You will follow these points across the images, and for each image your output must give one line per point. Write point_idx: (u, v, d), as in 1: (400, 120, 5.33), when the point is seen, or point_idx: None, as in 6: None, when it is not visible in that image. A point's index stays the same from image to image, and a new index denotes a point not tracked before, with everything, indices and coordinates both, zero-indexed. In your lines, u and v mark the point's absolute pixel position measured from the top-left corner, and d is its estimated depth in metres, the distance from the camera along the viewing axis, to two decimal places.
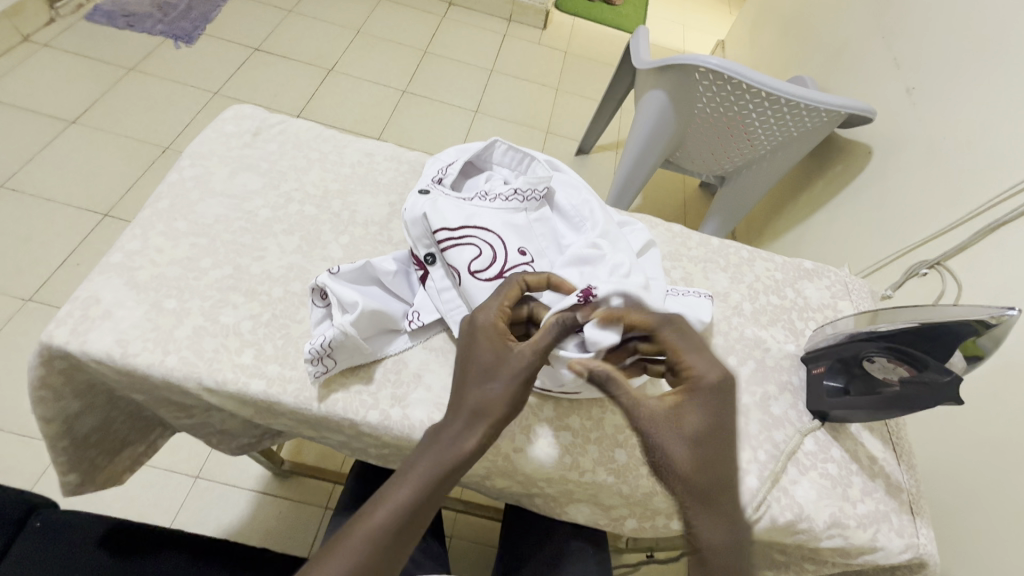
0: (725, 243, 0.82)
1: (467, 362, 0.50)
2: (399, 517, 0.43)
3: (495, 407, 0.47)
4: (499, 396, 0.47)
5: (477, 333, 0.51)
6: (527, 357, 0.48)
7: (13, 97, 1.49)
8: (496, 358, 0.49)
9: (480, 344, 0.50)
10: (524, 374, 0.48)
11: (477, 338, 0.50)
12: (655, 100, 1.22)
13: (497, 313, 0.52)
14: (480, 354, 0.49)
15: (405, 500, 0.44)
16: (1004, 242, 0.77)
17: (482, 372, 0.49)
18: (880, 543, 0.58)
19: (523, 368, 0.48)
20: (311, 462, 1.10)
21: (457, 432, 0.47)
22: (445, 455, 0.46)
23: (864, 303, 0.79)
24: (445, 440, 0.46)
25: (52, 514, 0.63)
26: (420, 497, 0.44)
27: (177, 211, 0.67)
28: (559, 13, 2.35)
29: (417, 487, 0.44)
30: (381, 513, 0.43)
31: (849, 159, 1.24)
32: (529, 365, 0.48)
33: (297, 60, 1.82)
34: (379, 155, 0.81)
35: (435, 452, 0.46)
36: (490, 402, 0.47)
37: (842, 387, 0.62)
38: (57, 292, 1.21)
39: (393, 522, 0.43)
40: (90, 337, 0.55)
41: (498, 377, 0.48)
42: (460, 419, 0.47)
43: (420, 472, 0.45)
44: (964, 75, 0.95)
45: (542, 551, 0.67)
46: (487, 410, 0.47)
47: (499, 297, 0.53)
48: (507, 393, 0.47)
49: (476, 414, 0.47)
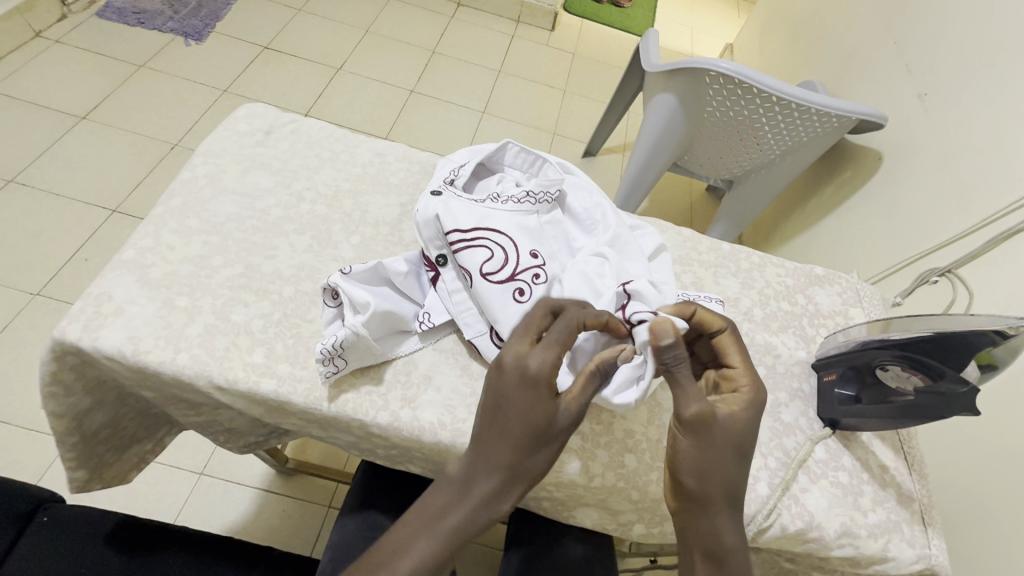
0: (735, 248, 0.82)
1: (513, 412, 0.45)
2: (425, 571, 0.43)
3: (534, 473, 0.45)
4: (540, 462, 0.45)
5: (529, 393, 0.45)
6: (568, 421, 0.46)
7: (25, 93, 1.50)
8: (544, 419, 0.45)
9: (532, 403, 0.45)
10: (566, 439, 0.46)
11: (529, 398, 0.45)
12: (664, 103, 1.21)
13: (553, 370, 0.46)
14: (528, 415, 0.45)
15: (430, 552, 0.43)
16: (1016, 251, 0.76)
17: (529, 433, 0.45)
18: (891, 553, 0.57)
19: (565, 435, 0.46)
20: (315, 461, 1.10)
21: (491, 495, 0.44)
22: (475, 514, 0.44)
23: (876, 310, 0.78)
24: (475, 501, 0.44)
25: (60, 509, 0.63)
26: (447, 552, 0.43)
27: (189, 208, 0.67)
28: (568, 15, 2.35)
29: (446, 539, 0.43)
30: (407, 562, 0.42)
31: (860, 165, 1.23)
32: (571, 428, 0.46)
33: (305, 59, 1.82)
34: (391, 155, 0.81)
35: (466, 509, 0.44)
36: (529, 467, 0.45)
37: (854, 395, 0.61)
38: (65, 287, 1.21)
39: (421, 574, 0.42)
40: (102, 333, 0.55)
41: (545, 443, 0.45)
42: (494, 478, 0.44)
43: (451, 527, 0.44)
44: (977, 81, 0.95)
45: (551, 554, 0.66)
46: (524, 474, 0.45)
47: (556, 350, 0.46)
48: (547, 458, 0.46)
49: (513, 477, 0.45)
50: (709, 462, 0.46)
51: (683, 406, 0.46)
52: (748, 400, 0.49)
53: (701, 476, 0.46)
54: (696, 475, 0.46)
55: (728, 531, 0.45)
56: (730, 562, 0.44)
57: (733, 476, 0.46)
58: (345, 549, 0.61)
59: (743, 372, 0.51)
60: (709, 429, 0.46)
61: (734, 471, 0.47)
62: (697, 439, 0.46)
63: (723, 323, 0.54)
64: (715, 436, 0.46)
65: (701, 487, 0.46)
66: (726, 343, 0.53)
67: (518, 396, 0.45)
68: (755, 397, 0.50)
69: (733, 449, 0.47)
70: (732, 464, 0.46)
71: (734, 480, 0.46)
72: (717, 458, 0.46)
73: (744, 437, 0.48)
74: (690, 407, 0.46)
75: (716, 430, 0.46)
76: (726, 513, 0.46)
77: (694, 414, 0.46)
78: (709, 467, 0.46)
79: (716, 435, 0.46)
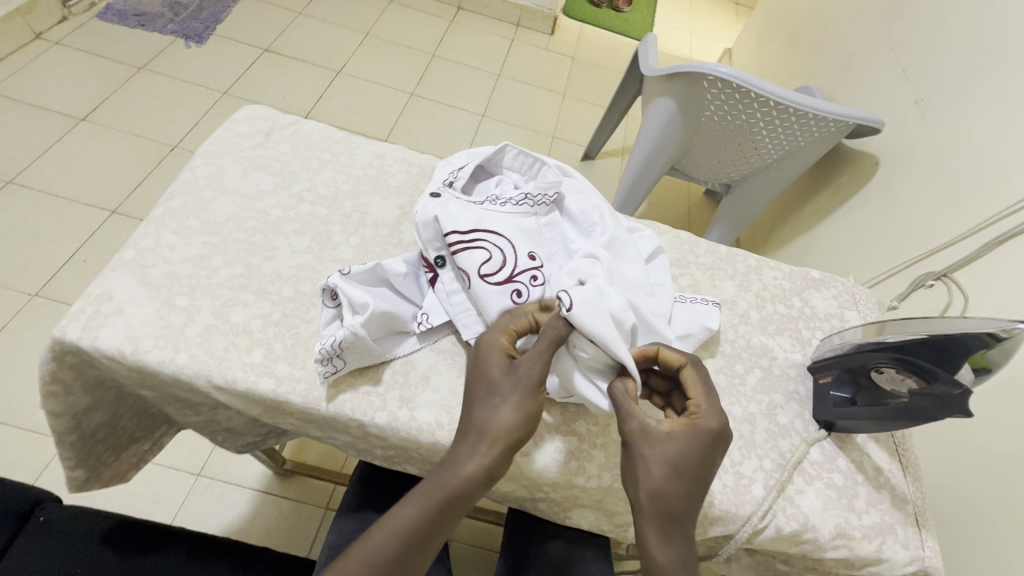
0: (733, 251, 0.82)
1: (476, 376, 0.51)
2: (399, 543, 0.44)
3: (499, 427, 0.47)
4: (507, 416, 0.48)
5: (485, 351, 0.51)
6: (528, 371, 0.49)
7: (26, 94, 1.50)
8: (501, 376, 0.49)
9: (487, 361, 0.50)
10: (524, 389, 0.49)
11: (486, 356, 0.51)
12: (663, 106, 1.22)
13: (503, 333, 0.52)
14: (489, 371, 0.50)
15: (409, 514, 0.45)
16: (1010, 256, 0.77)
17: (491, 388, 0.49)
18: (885, 555, 0.58)
19: (527, 381, 0.49)
20: (312, 462, 1.10)
21: (462, 457, 0.47)
22: (446, 480, 0.46)
23: (872, 313, 0.79)
24: (447, 463, 0.47)
25: (56, 509, 0.63)
26: (420, 524, 0.45)
27: (189, 209, 0.68)
28: (567, 19, 2.37)
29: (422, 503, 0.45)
30: (382, 535, 0.44)
31: (857, 169, 1.24)
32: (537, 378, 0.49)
33: (305, 62, 1.83)
34: (390, 157, 0.82)
35: (438, 472, 0.47)
36: (495, 422, 0.48)
37: (849, 397, 0.62)
38: (64, 289, 1.21)
39: (396, 540, 0.44)
40: (102, 333, 0.55)
41: (505, 397, 0.48)
42: (464, 440, 0.48)
43: (423, 496, 0.46)
44: (974, 87, 0.95)
45: (548, 553, 0.66)
46: (489, 430, 0.47)
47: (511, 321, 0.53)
48: (509, 410, 0.48)
49: (482, 438, 0.47)
50: (642, 475, 0.47)
51: (622, 421, 0.49)
52: (694, 423, 0.49)
53: (634, 486, 0.47)
54: (631, 489, 0.47)
55: (657, 544, 0.45)
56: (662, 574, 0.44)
57: (668, 489, 0.46)
58: (342, 549, 0.61)
59: (700, 403, 0.50)
60: (643, 445, 0.48)
61: (671, 489, 0.46)
62: (633, 454, 0.48)
63: (685, 359, 0.54)
64: (652, 455, 0.47)
65: (638, 497, 0.47)
66: (689, 378, 0.52)
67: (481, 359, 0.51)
68: (706, 423, 0.49)
69: (668, 467, 0.47)
70: (665, 477, 0.46)
71: (667, 493, 0.46)
72: (648, 473, 0.46)
73: (684, 457, 0.47)
74: (629, 421, 0.49)
75: (652, 444, 0.47)
76: (660, 527, 0.46)
77: (632, 428, 0.48)
78: (643, 478, 0.47)
79: (649, 452, 0.47)
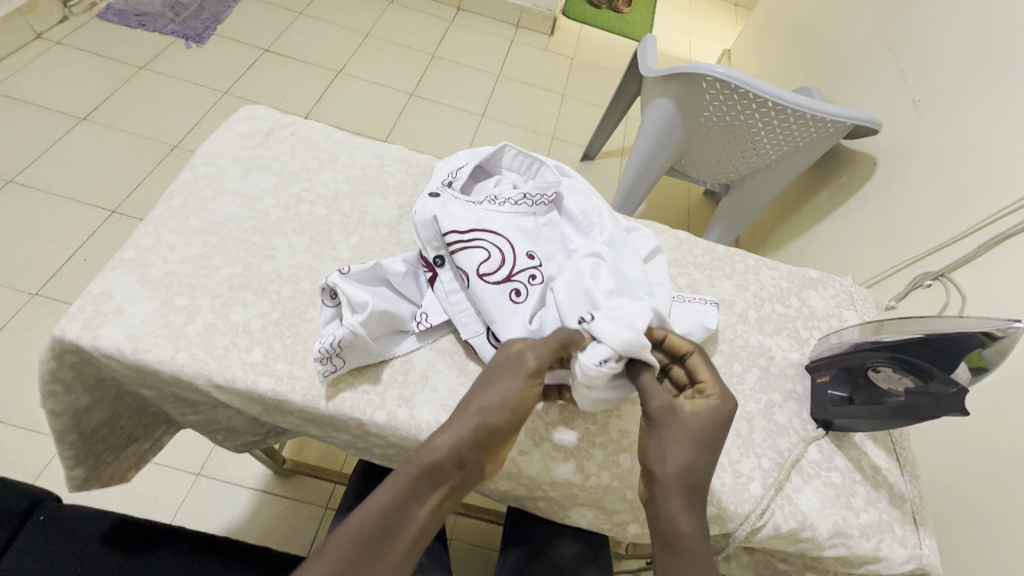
0: (731, 251, 0.83)
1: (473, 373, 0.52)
2: (372, 524, 0.41)
3: (482, 406, 0.47)
4: (488, 398, 0.48)
5: (493, 358, 0.52)
6: (522, 361, 0.50)
7: (26, 93, 1.51)
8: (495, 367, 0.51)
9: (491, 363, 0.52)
10: (516, 375, 0.49)
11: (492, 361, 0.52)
12: (662, 107, 1.22)
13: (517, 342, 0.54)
14: (487, 365, 0.52)
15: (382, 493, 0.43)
16: (1007, 256, 0.77)
17: (481, 377, 0.51)
18: (883, 553, 0.58)
19: (518, 370, 0.49)
20: (312, 462, 1.10)
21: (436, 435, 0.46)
22: (420, 456, 0.44)
23: (870, 313, 0.79)
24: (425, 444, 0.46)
25: (56, 508, 0.63)
26: (393, 502, 0.42)
27: (189, 209, 0.68)
28: (566, 20, 2.37)
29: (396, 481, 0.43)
30: (355, 520, 0.41)
31: (855, 169, 1.24)
32: (531, 369, 0.50)
33: (305, 62, 1.83)
34: (389, 157, 0.82)
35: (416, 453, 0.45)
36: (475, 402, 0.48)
37: (847, 396, 0.62)
38: (64, 288, 1.21)
39: (365, 520, 0.41)
40: (102, 332, 0.55)
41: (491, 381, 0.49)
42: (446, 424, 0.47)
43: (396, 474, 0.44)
44: (972, 88, 0.96)
45: (547, 552, 0.66)
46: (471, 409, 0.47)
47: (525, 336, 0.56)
48: (494, 391, 0.48)
49: (460, 416, 0.47)
50: (667, 451, 0.47)
51: (646, 399, 0.50)
52: (716, 405, 0.50)
53: (660, 459, 0.47)
54: (656, 463, 0.47)
55: (684, 517, 0.45)
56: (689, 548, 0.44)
57: (692, 463, 0.47)
58: None
59: (713, 384, 0.52)
60: (669, 421, 0.49)
61: (697, 462, 0.47)
62: (659, 429, 0.48)
63: (692, 346, 0.55)
64: (677, 430, 0.48)
65: (662, 471, 0.47)
66: (697, 364, 0.54)
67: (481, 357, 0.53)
68: (724, 405, 0.51)
69: (693, 441, 0.48)
70: (691, 450, 0.47)
71: (692, 467, 0.47)
72: (675, 447, 0.47)
73: (706, 432, 0.49)
74: (653, 399, 0.50)
75: (677, 419, 0.49)
76: (684, 501, 0.46)
77: (657, 405, 0.49)
78: (669, 452, 0.47)
79: (675, 427, 0.48)
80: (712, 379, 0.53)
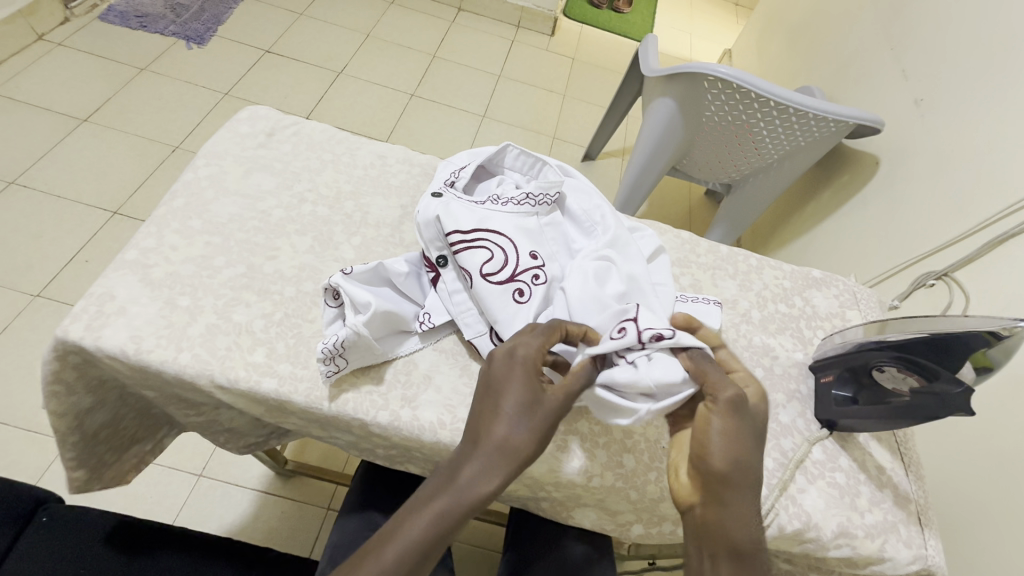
0: (734, 251, 0.83)
1: (498, 391, 0.47)
2: (407, 562, 0.41)
3: (521, 450, 0.44)
4: (525, 438, 0.45)
5: (512, 368, 0.48)
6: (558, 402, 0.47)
7: (28, 95, 1.51)
8: (526, 397, 0.46)
9: (513, 378, 0.47)
10: (551, 419, 0.46)
11: (512, 373, 0.47)
12: (663, 107, 1.22)
13: (539, 350, 0.49)
14: (513, 388, 0.47)
15: (415, 538, 0.41)
16: (1010, 255, 0.77)
17: (515, 406, 0.46)
18: (888, 553, 0.58)
19: (553, 412, 0.46)
20: (314, 462, 1.10)
21: (475, 473, 0.44)
22: (457, 498, 0.43)
23: (873, 312, 0.79)
24: (458, 484, 0.43)
25: (59, 509, 0.63)
26: (426, 542, 0.41)
27: (192, 209, 0.68)
28: (567, 20, 2.37)
29: (430, 525, 0.42)
30: (389, 553, 0.41)
31: (857, 169, 1.24)
32: (562, 410, 0.47)
33: (306, 63, 1.83)
34: (391, 157, 0.82)
35: (448, 492, 0.43)
36: (514, 444, 0.44)
37: (850, 396, 0.62)
38: (65, 289, 1.21)
39: (400, 564, 0.40)
40: (104, 333, 0.55)
41: (528, 417, 0.45)
42: (479, 456, 0.44)
43: (430, 517, 0.42)
44: (974, 87, 0.95)
45: (551, 553, 0.66)
46: (510, 451, 0.44)
47: (540, 335, 0.50)
48: (532, 433, 0.45)
49: (499, 456, 0.44)
50: (738, 446, 0.46)
51: (719, 389, 0.48)
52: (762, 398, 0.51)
53: (729, 456, 0.45)
54: (722, 456, 0.45)
55: (751, 520, 0.43)
56: (754, 556, 0.42)
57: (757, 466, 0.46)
58: (345, 549, 0.61)
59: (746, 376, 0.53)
60: (739, 413, 0.47)
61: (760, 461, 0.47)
62: (729, 420, 0.46)
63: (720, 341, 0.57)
64: (746, 426, 0.47)
65: (731, 471, 0.45)
66: (726, 358, 0.55)
67: (508, 375, 0.48)
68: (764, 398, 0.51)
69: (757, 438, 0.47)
70: (756, 451, 0.46)
71: (755, 470, 0.46)
72: (745, 442, 0.46)
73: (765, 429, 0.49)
74: (725, 390, 0.47)
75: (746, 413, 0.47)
76: (750, 505, 0.44)
77: (732, 394, 0.47)
78: (739, 450, 0.46)
79: (743, 421, 0.47)
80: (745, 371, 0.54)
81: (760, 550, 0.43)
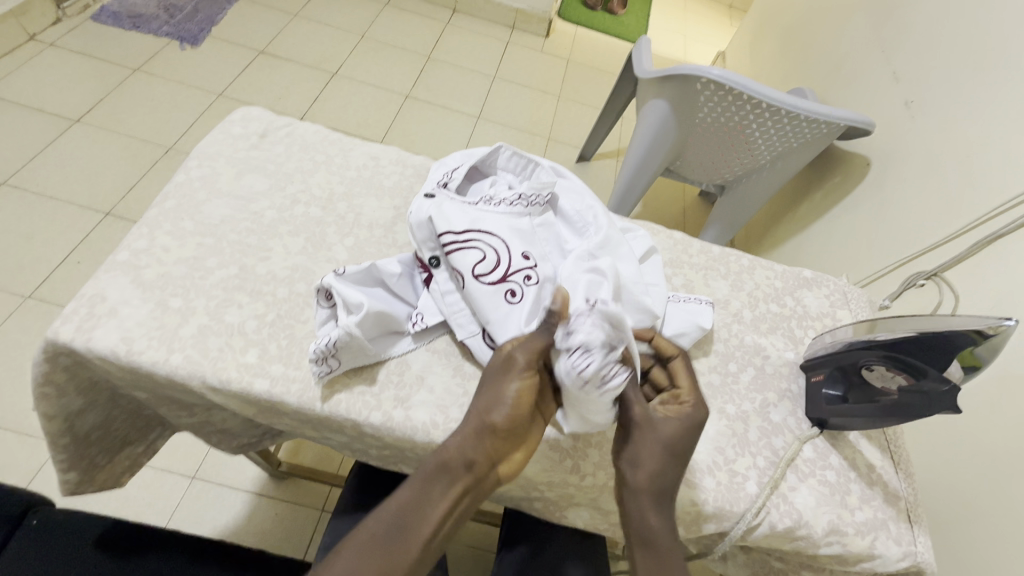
0: (725, 251, 0.83)
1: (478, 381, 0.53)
2: (386, 522, 0.44)
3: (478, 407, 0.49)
4: (483, 398, 0.50)
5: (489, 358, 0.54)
6: (513, 360, 0.50)
7: (19, 95, 1.50)
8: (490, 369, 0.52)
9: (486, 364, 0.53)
10: (508, 376, 0.50)
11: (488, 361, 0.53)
12: (656, 109, 1.23)
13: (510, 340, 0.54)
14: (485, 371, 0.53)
15: (395, 501, 0.45)
16: (999, 256, 0.78)
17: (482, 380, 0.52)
18: (878, 550, 0.58)
19: (509, 370, 0.50)
20: (308, 464, 1.10)
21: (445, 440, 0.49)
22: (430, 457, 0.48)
23: (864, 312, 0.79)
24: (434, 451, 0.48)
25: (48, 512, 0.63)
26: (405, 502, 0.45)
27: (184, 210, 0.68)
28: (562, 22, 2.38)
29: (409, 487, 0.46)
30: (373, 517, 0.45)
31: (848, 169, 1.25)
32: (519, 367, 0.50)
33: (300, 64, 1.83)
34: (384, 158, 0.82)
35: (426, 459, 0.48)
36: (474, 405, 0.50)
37: (841, 395, 0.62)
38: (57, 290, 1.21)
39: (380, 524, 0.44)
40: (95, 334, 0.55)
41: (487, 381, 0.51)
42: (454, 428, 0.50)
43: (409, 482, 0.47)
44: (964, 90, 0.96)
45: (546, 553, 0.66)
46: (472, 412, 0.49)
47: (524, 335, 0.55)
48: (489, 392, 0.50)
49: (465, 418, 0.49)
50: (641, 455, 0.50)
51: (626, 406, 0.52)
52: (688, 414, 0.52)
53: (634, 467, 0.49)
54: (629, 468, 0.50)
55: (654, 520, 0.48)
56: (656, 547, 0.48)
57: (661, 473, 0.49)
58: None
59: (688, 393, 0.54)
60: (646, 427, 0.50)
61: (667, 470, 0.49)
62: (633, 434, 0.51)
63: (677, 351, 0.57)
64: (652, 437, 0.50)
65: (634, 478, 0.49)
66: (678, 368, 0.56)
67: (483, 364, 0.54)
68: (694, 413, 0.52)
69: (665, 449, 0.50)
70: (662, 460, 0.49)
71: (662, 477, 0.49)
72: (650, 454, 0.49)
73: (679, 440, 0.50)
74: (632, 407, 0.51)
75: (655, 426, 0.50)
76: (655, 506, 0.49)
77: (636, 412, 0.51)
78: (643, 458, 0.49)
79: (648, 434, 0.50)
80: (689, 387, 0.55)
81: (663, 544, 0.48)
